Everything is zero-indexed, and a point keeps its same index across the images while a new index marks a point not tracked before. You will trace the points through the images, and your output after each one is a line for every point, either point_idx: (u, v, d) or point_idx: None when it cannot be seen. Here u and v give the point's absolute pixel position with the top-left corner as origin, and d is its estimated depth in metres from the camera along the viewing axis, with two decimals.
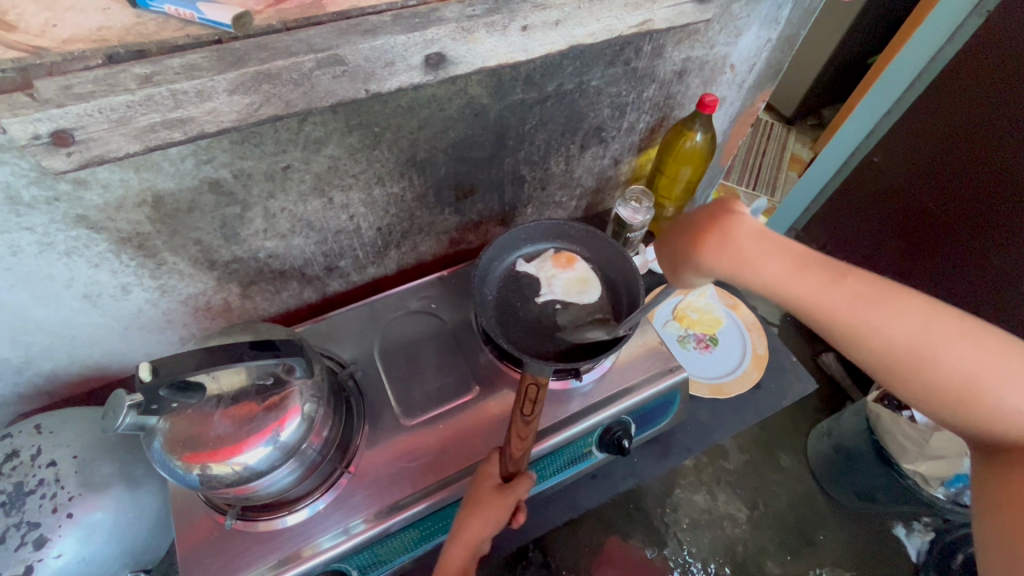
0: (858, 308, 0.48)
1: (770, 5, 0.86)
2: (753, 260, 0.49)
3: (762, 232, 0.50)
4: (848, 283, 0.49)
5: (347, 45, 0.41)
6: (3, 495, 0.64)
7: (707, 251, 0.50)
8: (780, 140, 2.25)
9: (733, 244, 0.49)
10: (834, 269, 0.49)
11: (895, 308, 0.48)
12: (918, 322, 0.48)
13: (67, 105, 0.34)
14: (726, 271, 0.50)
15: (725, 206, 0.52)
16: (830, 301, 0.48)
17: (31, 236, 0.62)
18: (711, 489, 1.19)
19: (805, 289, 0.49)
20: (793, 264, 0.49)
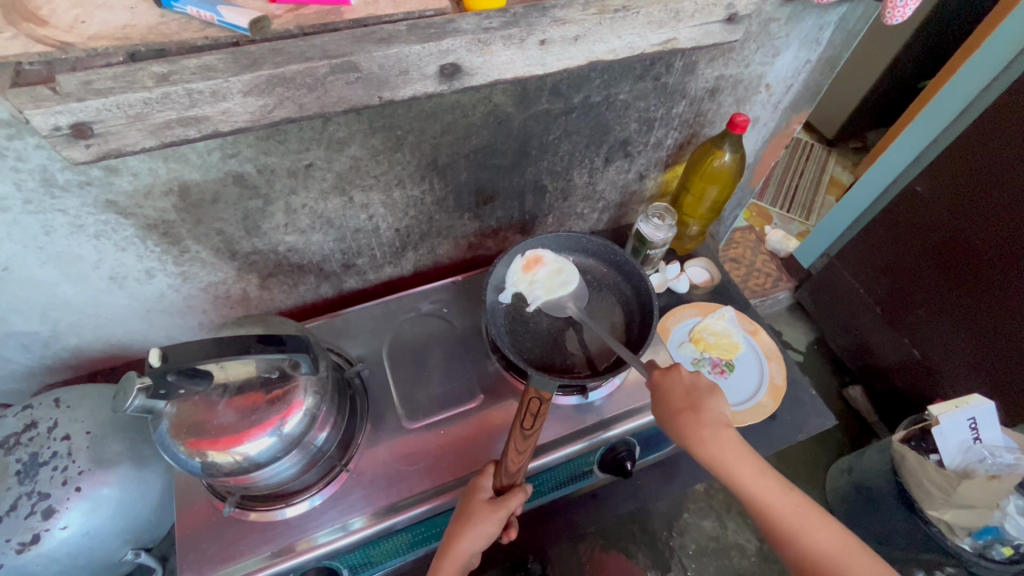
0: (780, 501, 0.65)
1: (811, 26, 0.84)
2: (711, 444, 0.68)
3: (727, 425, 0.69)
4: (771, 476, 0.67)
5: (361, 52, 0.42)
6: (19, 463, 0.67)
7: (680, 423, 0.69)
8: (819, 162, 2.18)
9: (705, 433, 0.68)
10: (764, 467, 0.68)
11: (801, 507, 0.65)
12: (817, 523, 0.64)
13: (87, 99, 0.36)
14: (693, 446, 0.68)
15: (706, 394, 0.71)
16: (754, 484, 0.66)
17: (63, 217, 0.65)
18: (721, 516, 1.13)
19: (741, 474, 0.66)
20: (740, 453, 0.68)
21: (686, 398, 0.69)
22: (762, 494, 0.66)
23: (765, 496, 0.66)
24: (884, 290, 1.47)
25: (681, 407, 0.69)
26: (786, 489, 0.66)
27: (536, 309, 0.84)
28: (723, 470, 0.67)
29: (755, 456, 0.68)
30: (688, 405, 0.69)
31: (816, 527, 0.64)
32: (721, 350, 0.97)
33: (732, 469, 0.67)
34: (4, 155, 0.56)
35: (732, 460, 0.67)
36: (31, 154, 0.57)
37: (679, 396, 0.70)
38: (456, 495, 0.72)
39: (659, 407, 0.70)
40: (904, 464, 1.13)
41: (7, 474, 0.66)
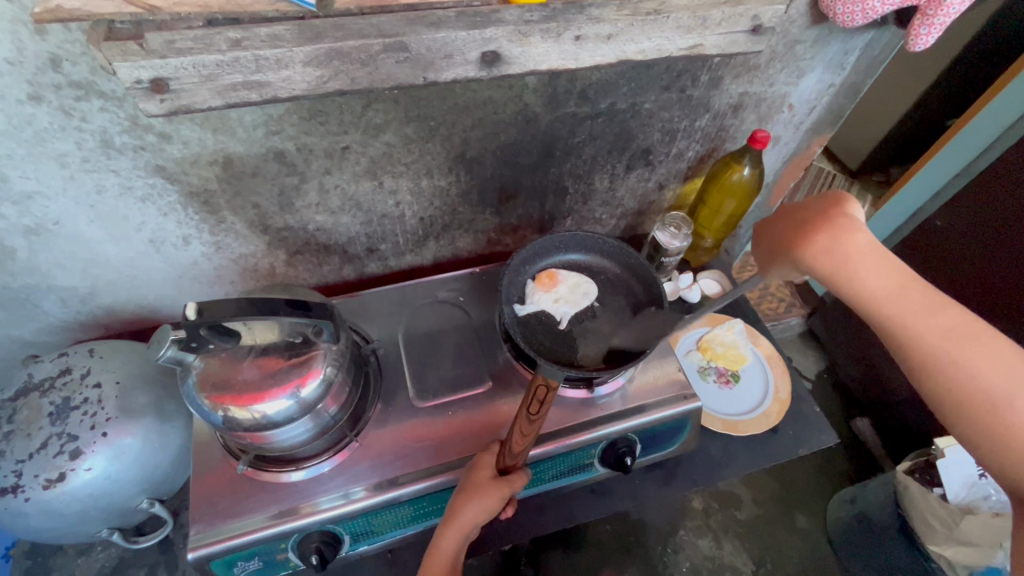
0: (966, 344, 0.52)
1: (836, 50, 0.86)
2: (861, 271, 0.56)
3: (868, 239, 0.57)
4: (940, 305, 0.54)
5: (412, 34, 0.46)
6: (52, 406, 0.72)
7: (817, 253, 0.58)
8: (841, 192, 2.14)
9: (842, 251, 0.57)
10: (928, 295, 0.55)
11: (1006, 358, 0.51)
12: (1015, 360, 0.51)
13: (168, 58, 0.41)
14: (814, 260, 0.58)
15: (851, 223, 0.59)
16: (928, 323, 0.53)
17: (115, 178, 0.69)
18: (718, 536, 1.25)
19: (899, 307, 0.54)
20: (894, 279, 0.55)
21: (808, 223, 0.60)
22: (936, 339, 0.53)
23: (938, 336, 0.53)
24: None
25: (811, 227, 0.59)
26: (980, 341, 0.52)
27: (569, 323, 0.86)
28: (853, 283, 0.56)
29: (913, 277, 0.56)
30: (817, 227, 0.59)
31: (1001, 369, 0.51)
32: (728, 361, 0.99)
33: (877, 290, 0.55)
34: (71, 115, 0.61)
35: (873, 275, 0.56)
36: (94, 115, 0.62)
37: (817, 220, 0.60)
38: (460, 470, 0.74)
39: (777, 234, 0.62)
40: (907, 494, 1.12)
41: (41, 415, 0.71)
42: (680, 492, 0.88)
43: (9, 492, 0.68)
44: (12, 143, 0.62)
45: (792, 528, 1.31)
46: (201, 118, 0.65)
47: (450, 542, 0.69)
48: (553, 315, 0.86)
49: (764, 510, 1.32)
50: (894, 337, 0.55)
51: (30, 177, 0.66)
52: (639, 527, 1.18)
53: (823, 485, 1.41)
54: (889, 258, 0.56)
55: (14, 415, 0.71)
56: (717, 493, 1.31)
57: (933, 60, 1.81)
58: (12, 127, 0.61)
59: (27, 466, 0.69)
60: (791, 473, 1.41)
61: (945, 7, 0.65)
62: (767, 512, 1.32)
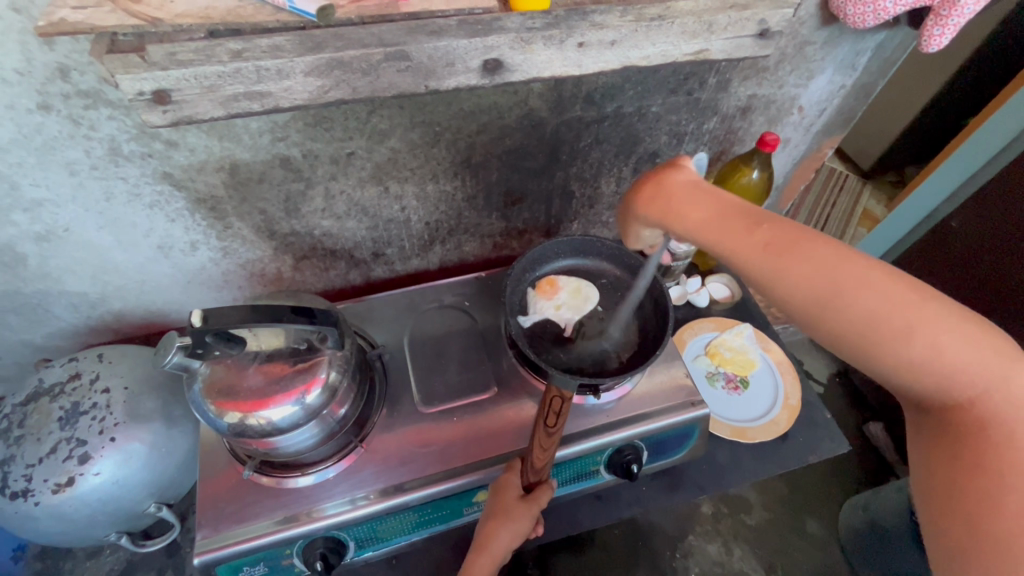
0: (784, 260, 0.49)
1: (847, 51, 0.85)
2: (690, 215, 0.55)
3: (693, 184, 0.58)
4: (768, 227, 0.51)
5: (413, 43, 0.46)
6: (61, 411, 0.72)
7: (651, 205, 0.59)
8: (853, 192, 2.10)
9: (664, 195, 0.58)
10: (743, 216, 0.53)
11: (817, 263, 0.48)
12: (830, 261, 0.48)
13: (170, 69, 0.41)
14: (649, 215, 0.59)
15: (675, 171, 0.60)
16: (760, 248, 0.50)
17: (124, 185, 0.70)
18: (727, 541, 1.24)
19: (730, 239, 0.52)
20: (724, 211, 0.54)
21: (651, 179, 0.61)
22: (774, 263, 0.49)
23: (777, 256, 0.49)
24: None
25: (643, 186, 0.61)
26: (793, 249, 0.49)
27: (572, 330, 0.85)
28: (688, 231, 0.56)
29: (734, 202, 0.54)
30: (649, 183, 0.60)
31: (842, 275, 0.47)
32: (737, 366, 0.98)
33: (708, 230, 0.54)
34: (79, 123, 0.62)
35: (697, 213, 0.55)
36: (102, 124, 0.62)
37: (650, 177, 0.61)
38: (483, 487, 0.75)
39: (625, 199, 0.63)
40: None
41: (50, 420, 0.72)
42: (688, 499, 0.87)
43: (19, 497, 0.69)
44: (23, 152, 0.63)
45: (804, 535, 1.29)
46: (208, 126, 0.65)
47: (483, 568, 0.68)
48: (553, 324, 0.86)
49: (774, 515, 1.31)
50: (738, 274, 0.53)
51: (41, 185, 0.67)
52: (648, 533, 1.17)
53: (836, 491, 1.39)
54: (709, 189, 0.56)
55: (25, 419, 0.72)
56: (727, 497, 1.31)
57: (948, 60, 1.78)
58: (23, 137, 0.61)
59: (37, 471, 0.69)
60: (801, 477, 1.39)
61: (959, 8, 0.63)
62: (776, 517, 1.31)
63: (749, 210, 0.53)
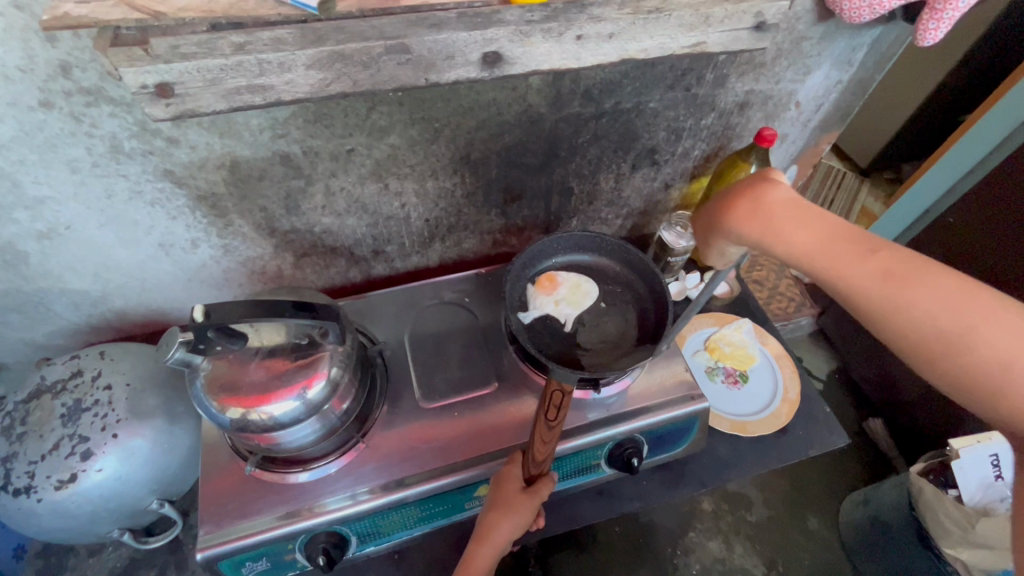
0: (915, 297, 0.45)
1: (844, 47, 0.85)
2: (796, 237, 0.50)
3: (794, 200, 0.52)
4: (892, 261, 0.47)
5: (414, 35, 0.46)
6: (63, 408, 0.73)
7: (746, 224, 0.53)
8: (851, 189, 2.11)
9: (763, 212, 0.53)
10: (862, 245, 0.48)
11: (958, 303, 0.44)
12: (970, 301, 0.44)
13: (173, 62, 0.42)
14: (743, 234, 0.54)
15: (772, 182, 0.55)
16: (885, 287, 0.46)
17: (125, 182, 0.70)
18: (729, 538, 1.23)
19: (841, 267, 0.48)
20: (837, 238, 0.49)
21: (743, 193, 0.55)
22: (901, 300, 0.45)
23: (903, 295, 0.45)
24: None
25: (734, 200, 0.55)
26: (928, 283, 0.45)
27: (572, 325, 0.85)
28: (788, 257, 0.51)
29: (846, 225, 0.50)
30: (743, 197, 0.54)
31: (973, 317, 0.44)
32: (736, 361, 0.98)
33: (816, 259, 0.49)
34: (81, 120, 0.62)
35: (803, 238, 0.50)
36: (104, 121, 0.63)
37: (743, 189, 0.55)
38: (484, 481, 0.75)
39: (711, 213, 0.58)
40: (922, 497, 1.09)
41: (52, 417, 0.72)
42: (689, 493, 0.87)
43: (22, 493, 0.69)
44: (24, 150, 0.63)
45: (805, 530, 1.30)
46: (209, 122, 0.66)
47: (484, 559, 0.69)
48: (553, 319, 0.86)
49: (775, 512, 1.30)
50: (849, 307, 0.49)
51: (42, 182, 0.67)
52: (648, 530, 1.17)
53: (837, 487, 1.38)
54: (813, 206, 0.51)
55: (27, 416, 0.73)
56: (727, 494, 1.30)
57: (943, 57, 1.79)
58: (25, 134, 0.62)
59: (39, 467, 0.70)
60: (801, 474, 1.39)
61: (954, 2, 0.64)
62: (777, 514, 1.30)
63: (866, 237, 0.49)
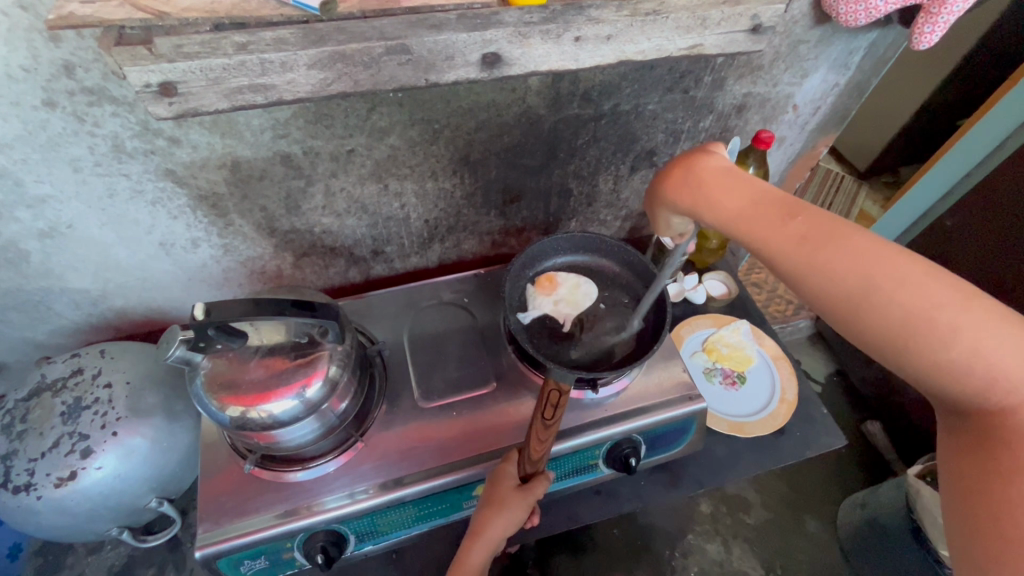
0: (828, 256, 0.48)
1: (840, 50, 0.86)
2: (722, 202, 0.55)
3: (723, 171, 0.57)
4: (806, 221, 0.51)
5: (413, 36, 0.47)
6: (63, 405, 0.73)
7: (685, 195, 0.58)
8: (850, 192, 2.12)
9: (696, 180, 0.58)
10: (782, 209, 0.52)
11: (865, 260, 0.47)
12: (877, 258, 0.47)
13: (176, 61, 0.42)
14: (683, 204, 0.58)
15: (707, 157, 0.60)
16: (799, 244, 0.50)
17: (127, 182, 0.71)
18: (727, 541, 1.24)
19: (761, 229, 0.52)
20: (757, 201, 0.53)
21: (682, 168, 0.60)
22: (813, 258, 0.49)
23: (814, 252, 0.49)
24: None
25: (673, 173, 0.60)
26: (839, 242, 0.48)
27: (572, 324, 0.86)
28: (721, 224, 0.55)
29: (769, 192, 0.54)
30: (679, 171, 0.60)
31: (875, 268, 0.47)
32: (734, 362, 0.99)
33: (740, 223, 0.53)
34: (84, 119, 0.62)
35: (731, 205, 0.54)
36: (106, 120, 0.63)
37: (680, 163, 0.60)
38: (480, 479, 0.75)
39: (654, 187, 0.63)
40: (919, 499, 1.07)
41: (52, 415, 0.72)
42: (687, 494, 0.87)
43: (22, 491, 0.70)
44: (27, 149, 0.64)
45: (803, 533, 1.30)
46: (210, 122, 0.66)
47: (478, 556, 0.69)
48: (553, 319, 0.86)
49: (773, 515, 1.31)
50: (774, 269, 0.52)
51: (44, 181, 0.68)
52: (646, 531, 1.17)
53: (834, 490, 1.39)
54: (740, 174, 0.56)
55: (27, 414, 0.73)
56: (725, 496, 1.31)
57: (940, 61, 1.80)
58: (27, 133, 0.62)
59: (39, 465, 0.70)
60: (799, 477, 1.40)
61: (948, 6, 0.65)
62: (776, 517, 1.31)
63: (786, 202, 0.53)
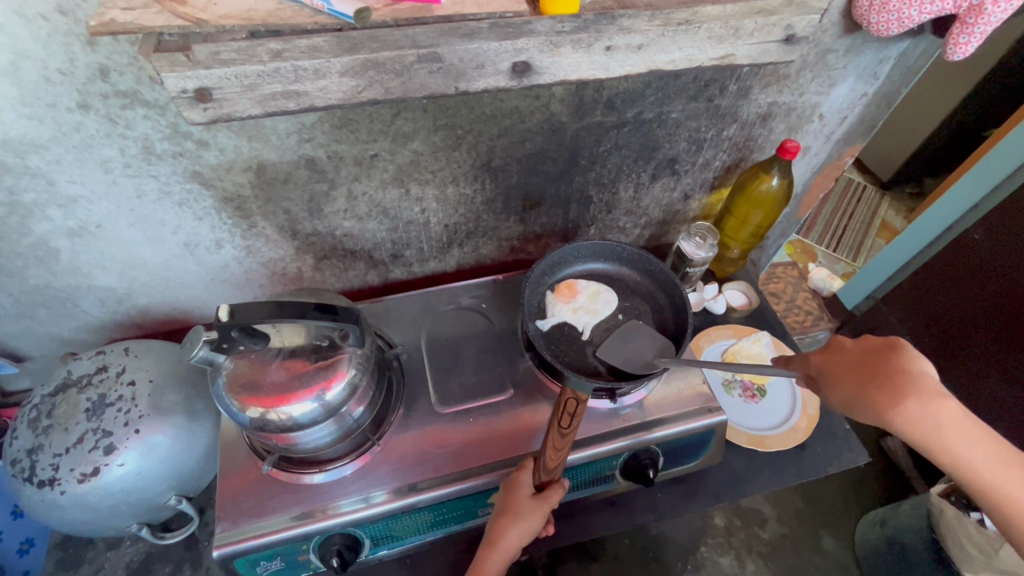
0: (980, 458, 0.58)
1: (871, 59, 0.85)
2: (927, 418, 0.57)
3: (942, 393, 0.58)
4: (998, 452, 0.58)
5: (445, 45, 0.47)
6: (88, 402, 0.74)
7: (909, 416, 0.57)
8: (872, 203, 2.12)
9: (901, 396, 0.58)
10: (963, 423, 0.58)
11: (1003, 464, 0.58)
12: (1010, 467, 0.57)
13: (213, 68, 0.42)
14: (905, 425, 0.57)
15: (897, 362, 0.60)
16: (994, 474, 0.57)
17: (155, 183, 0.72)
18: (740, 555, 1.18)
19: (947, 439, 0.57)
20: (969, 433, 0.58)
21: (865, 374, 0.61)
22: (972, 463, 0.58)
23: (971, 455, 0.58)
24: (931, 340, 1.37)
25: (875, 383, 0.60)
26: (990, 451, 0.58)
27: (590, 332, 0.85)
28: (939, 448, 0.57)
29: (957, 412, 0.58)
30: (887, 383, 0.59)
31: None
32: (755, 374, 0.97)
33: (953, 446, 0.57)
34: (116, 122, 0.64)
35: (960, 440, 0.57)
36: (137, 123, 0.64)
37: (879, 372, 0.60)
38: (495, 488, 0.74)
39: (837, 389, 0.61)
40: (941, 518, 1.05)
41: (77, 411, 0.74)
42: (704, 507, 0.86)
43: (46, 485, 0.71)
44: (61, 150, 0.65)
45: (817, 550, 1.24)
46: (238, 126, 0.67)
47: (493, 565, 0.69)
48: (570, 327, 0.86)
49: (788, 530, 1.25)
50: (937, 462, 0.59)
51: (76, 181, 0.69)
52: (659, 543, 1.12)
53: (852, 506, 1.35)
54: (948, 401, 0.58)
55: (52, 410, 0.74)
56: (740, 509, 1.24)
57: (967, 71, 1.77)
58: (62, 134, 0.64)
59: (64, 460, 0.71)
60: (814, 490, 1.34)
61: (986, 16, 0.62)
62: (791, 531, 1.24)
63: (964, 418, 0.58)
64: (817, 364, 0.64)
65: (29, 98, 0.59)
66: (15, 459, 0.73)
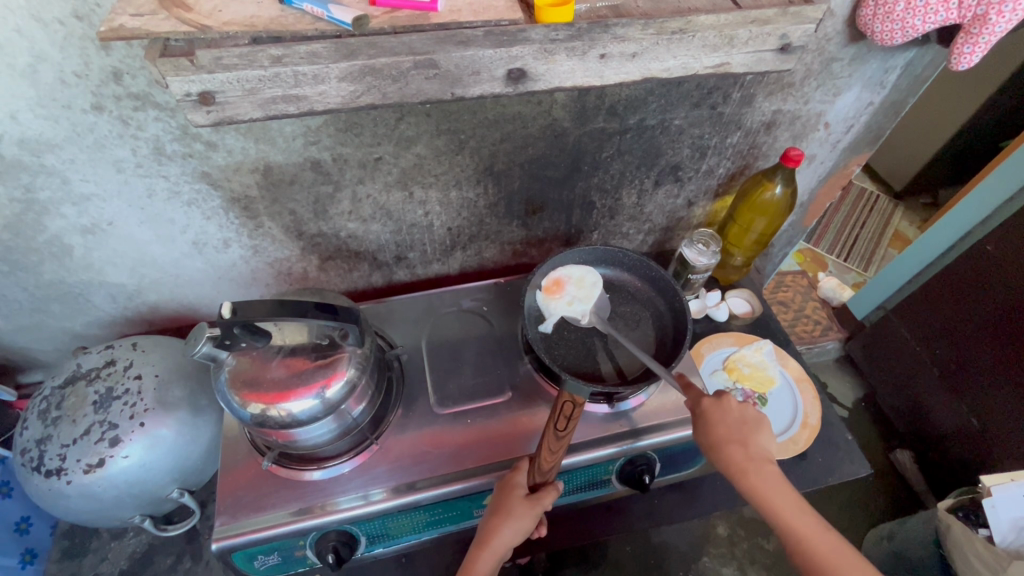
0: (796, 517, 0.71)
1: (876, 68, 0.84)
2: (753, 472, 0.73)
3: (770, 462, 0.75)
4: (810, 515, 0.72)
5: (442, 52, 0.48)
6: (96, 394, 0.76)
7: (741, 464, 0.73)
8: (885, 213, 2.09)
9: (740, 451, 0.74)
10: (783, 486, 0.73)
11: (814, 526, 0.71)
12: (817, 528, 0.71)
13: (215, 73, 0.44)
14: (742, 478, 0.73)
15: (755, 431, 0.76)
16: (806, 531, 0.70)
17: (165, 182, 0.74)
18: (743, 567, 1.15)
19: (767, 494, 0.72)
20: (788, 495, 0.72)
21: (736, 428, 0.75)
22: (789, 519, 0.71)
23: (788, 513, 0.71)
24: (947, 353, 1.32)
25: (733, 439, 0.74)
26: (805, 513, 0.72)
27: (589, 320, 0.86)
28: (761, 501, 0.72)
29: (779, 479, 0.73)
30: (737, 440, 0.74)
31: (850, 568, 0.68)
32: (756, 383, 0.95)
33: (775, 503, 0.72)
34: (129, 123, 0.66)
35: (778, 496, 0.72)
36: (149, 125, 0.66)
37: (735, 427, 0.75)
38: (490, 488, 0.75)
39: (703, 434, 0.74)
40: (948, 534, 0.98)
41: (85, 403, 0.76)
42: (700, 515, 0.86)
43: (53, 475, 0.73)
44: (75, 149, 0.67)
45: None
46: (246, 128, 0.69)
47: (486, 562, 0.69)
48: (570, 320, 0.86)
49: None
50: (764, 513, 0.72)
51: (89, 180, 0.71)
52: (661, 552, 1.11)
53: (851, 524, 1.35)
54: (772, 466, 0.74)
55: (62, 402, 0.76)
56: (744, 519, 1.21)
57: (981, 81, 1.75)
58: (77, 134, 0.66)
59: (71, 450, 0.73)
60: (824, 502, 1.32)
61: (990, 26, 0.61)
62: None
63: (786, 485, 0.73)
64: (702, 407, 0.75)
65: (46, 99, 0.62)
66: (24, 449, 0.75)
